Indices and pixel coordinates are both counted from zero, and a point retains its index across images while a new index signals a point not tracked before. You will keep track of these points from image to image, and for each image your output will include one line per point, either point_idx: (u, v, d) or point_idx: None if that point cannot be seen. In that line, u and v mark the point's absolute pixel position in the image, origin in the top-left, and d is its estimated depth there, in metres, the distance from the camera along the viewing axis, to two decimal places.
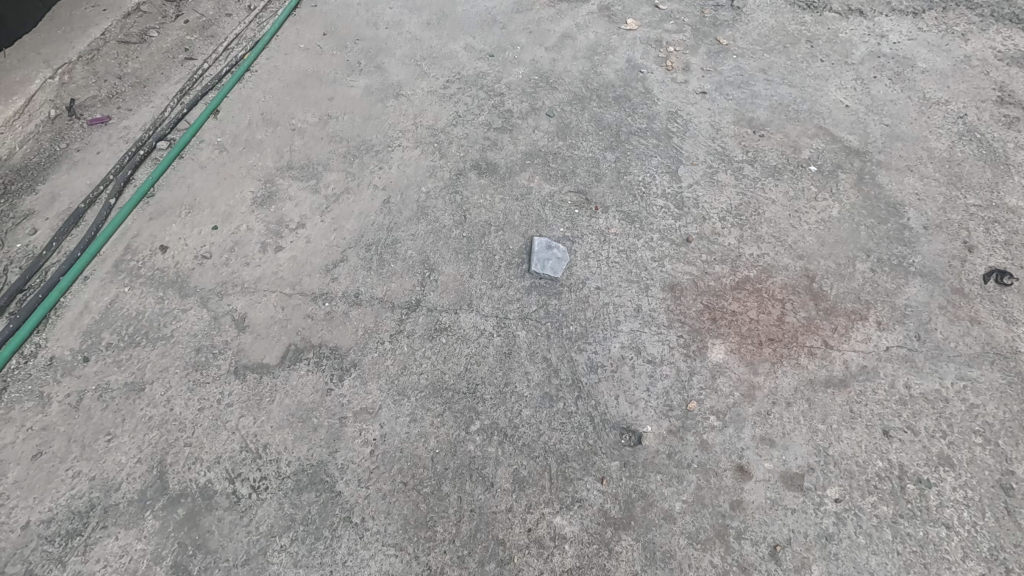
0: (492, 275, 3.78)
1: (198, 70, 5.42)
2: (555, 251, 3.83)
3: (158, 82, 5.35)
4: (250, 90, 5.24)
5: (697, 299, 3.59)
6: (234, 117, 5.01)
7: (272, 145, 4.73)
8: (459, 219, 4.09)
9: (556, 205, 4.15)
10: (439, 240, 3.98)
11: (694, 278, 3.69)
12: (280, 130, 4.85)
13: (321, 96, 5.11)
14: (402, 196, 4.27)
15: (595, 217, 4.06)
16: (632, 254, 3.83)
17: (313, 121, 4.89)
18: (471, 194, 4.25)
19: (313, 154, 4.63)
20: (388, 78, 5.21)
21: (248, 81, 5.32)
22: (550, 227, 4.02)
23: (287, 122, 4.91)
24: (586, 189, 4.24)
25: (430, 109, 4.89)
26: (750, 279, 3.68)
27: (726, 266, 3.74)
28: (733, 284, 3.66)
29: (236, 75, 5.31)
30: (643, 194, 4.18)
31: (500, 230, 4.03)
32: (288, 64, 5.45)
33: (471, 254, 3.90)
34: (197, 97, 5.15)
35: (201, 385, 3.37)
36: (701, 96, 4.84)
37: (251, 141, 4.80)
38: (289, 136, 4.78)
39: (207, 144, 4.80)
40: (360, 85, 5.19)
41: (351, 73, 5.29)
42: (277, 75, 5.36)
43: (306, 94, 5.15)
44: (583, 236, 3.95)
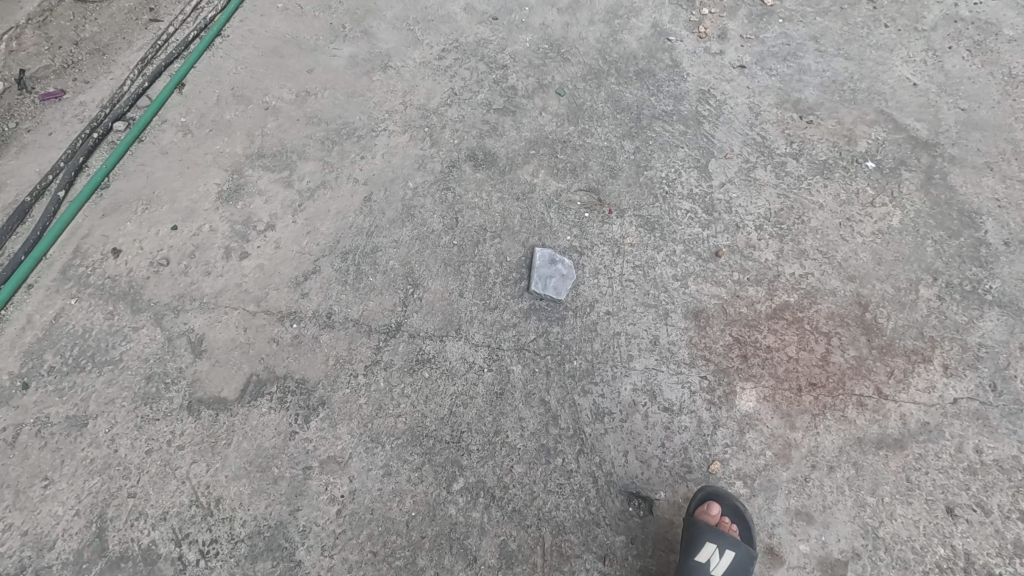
0: (485, 294, 3.25)
1: (163, 34, 4.78)
2: (560, 266, 3.28)
3: (118, 48, 4.73)
4: (221, 60, 4.60)
5: (726, 331, 3.04)
6: (201, 92, 4.40)
7: (242, 127, 4.14)
8: (449, 223, 3.53)
9: (562, 207, 3.56)
10: (426, 250, 3.44)
11: (722, 303, 3.13)
12: (252, 108, 4.23)
13: (299, 68, 4.46)
14: (386, 194, 3.70)
15: (608, 223, 3.47)
16: (651, 272, 3.26)
17: (288, 97, 4.27)
18: (465, 191, 3.67)
19: (286, 139, 4.04)
20: (375, 45, 4.53)
21: (217, 48, 4.67)
22: (555, 235, 3.44)
23: (260, 98, 4.29)
24: (598, 188, 3.62)
25: (422, 85, 4.24)
26: (790, 306, 3.10)
27: (761, 289, 3.16)
28: (769, 312, 3.09)
29: (205, 41, 4.66)
30: (665, 194, 3.55)
31: (497, 237, 3.46)
32: (264, 28, 4.77)
33: (461, 268, 3.36)
34: (161, 68, 4.53)
35: (151, 423, 2.97)
36: (739, 71, 4.10)
37: (219, 121, 4.20)
38: (262, 116, 4.18)
39: (171, 125, 4.22)
40: (344, 54, 4.52)
41: (334, 40, 4.61)
42: (251, 41, 4.70)
43: (282, 65, 4.51)
44: (593, 248, 3.38)
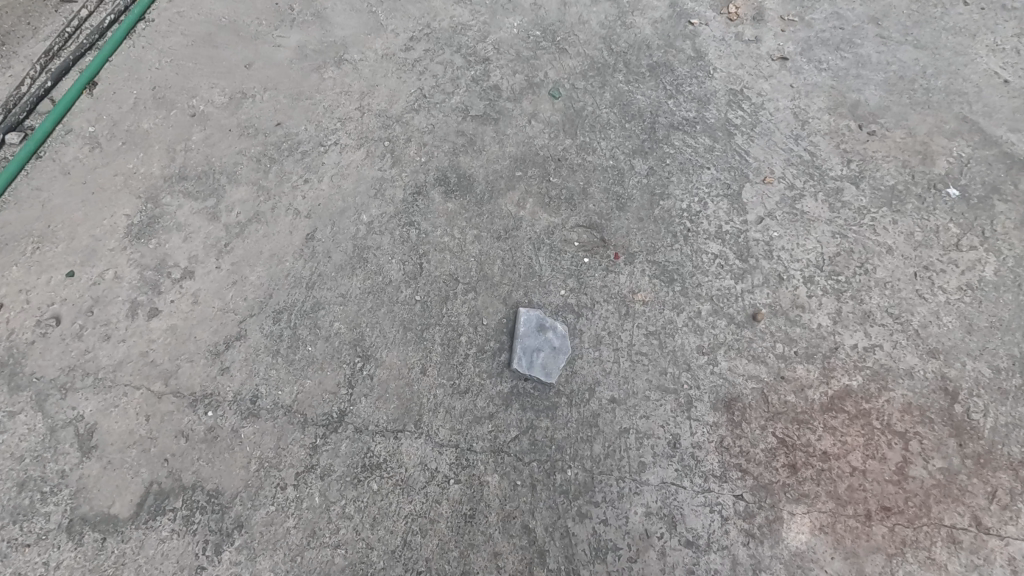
0: (454, 371, 2.52)
1: (74, 17, 3.88)
2: (550, 334, 2.53)
3: (22, 37, 3.81)
4: (143, 50, 3.72)
5: (768, 429, 2.32)
6: (116, 93, 3.56)
7: (160, 139, 3.34)
8: (411, 272, 2.78)
9: (555, 249, 2.79)
10: (381, 308, 2.70)
11: (762, 388, 2.39)
12: (175, 115, 3.41)
13: (235, 62, 3.61)
14: (333, 230, 2.94)
15: (614, 272, 2.70)
16: (669, 342, 2.51)
17: (219, 100, 3.44)
18: (432, 227, 2.90)
19: (214, 155, 3.24)
20: (328, 31, 3.67)
21: (140, 36, 3.78)
22: (545, 289, 2.69)
23: (185, 101, 3.46)
24: (601, 223, 2.84)
25: (383, 84, 3.41)
26: (853, 393, 2.36)
27: (814, 368, 2.42)
28: (825, 401, 2.35)
29: (125, 26, 3.77)
30: (687, 232, 2.77)
31: (471, 291, 2.71)
32: (196, 7, 3.87)
33: (425, 334, 2.62)
34: (69, 62, 3.68)
35: (20, 551, 2.29)
36: (779, 65, 3.25)
37: (135, 132, 3.39)
38: (187, 125, 3.36)
39: (77, 136, 3.40)
40: (291, 43, 3.66)
41: (279, 24, 3.74)
42: (180, 24, 3.81)
43: (215, 57, 3.65)
44: (594, 308, 2.62)
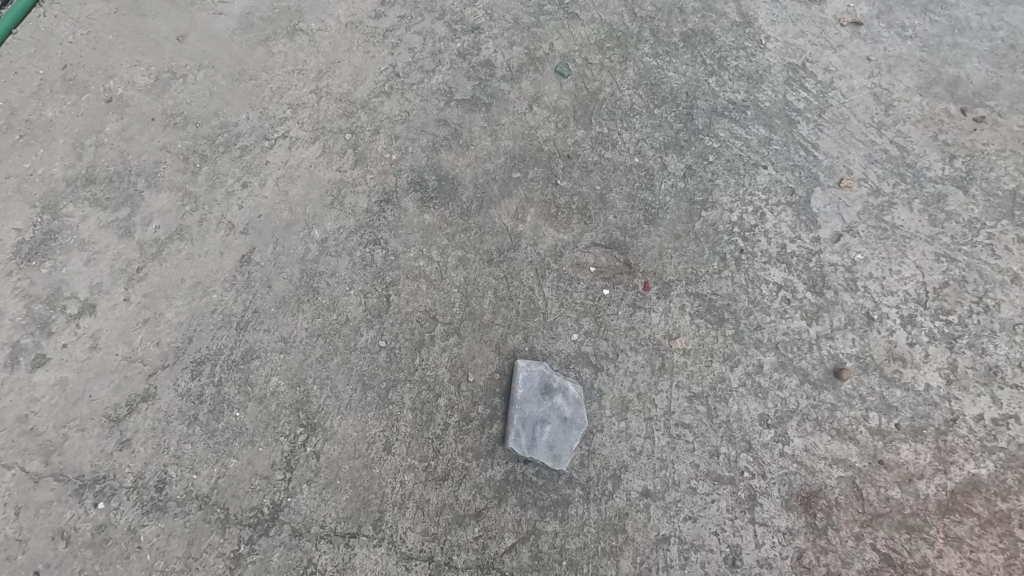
0: (429, 450, 1.88)
1: None
2: (558, 400, 1.88)
3: None
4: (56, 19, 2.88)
5: (868, 540, 1.68)
6: (17, 76, 2.76)
7: (66, 131, 2.62)
8: (375, 309, 2.12)
9: (565, 277, 2.12)
10: (334, 359, 2.04)
11: (853, 478, 1.74)
12: (89, 102, 2.69)
13: (165, 33, 2.85)
14: (276, 252, 2.26)
15: (644, 309, 2.03)
16: (720, 410, 1.86)
17: (142, 81, 2.72)
18: (405, 247, 2.23)
19: (132, 153, 2.54)
20: None
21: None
22: (551, 333, 2.02)
23: (100, 83, 2.73)
24: (625, 242, 2.16)
25: (345, 58, 2.69)
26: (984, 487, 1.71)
27: (925, 450, 1.76)
28: (945, 500, 1.70)
29: None
30: (740, 255, 2.09)
31: (453, 334, 2.05)
32: None
33: (390, 396, 1.97)
34: None
35: None
36: (853, 32, 2.52)
37: (35, 122, 2.66)
38: (101, 114, 2.66)
39: None
40: (236, 8, 2.89)
41: None
42: None
43: (139, 25, 2.88)
44: (616, 360, 1.96)
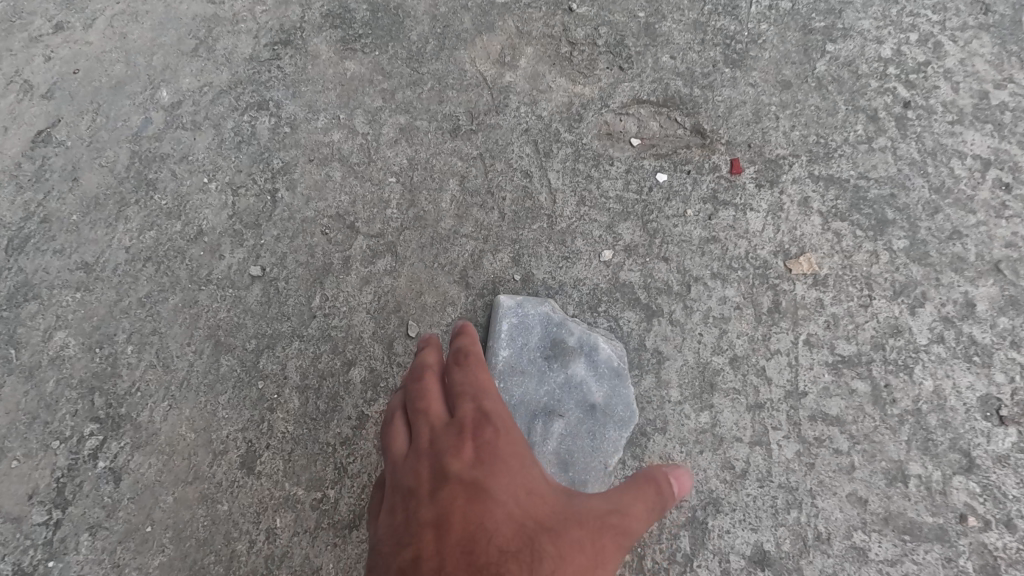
0: (327, 469, 0.98)
1: None
2: (580, 370, 0.97)
3: None
4: None
5: None
6: None
7: None
8: (248, 214, 1.20)
9: (588, 155, 1.19)
10: (169, 301, 1.13)
11: None
12: None
13: None
14: (96, 126, 1.33)
15: (736, 204, 1.11)
16: (902, 392, 0.94)
17: None
18: (310, 113, 1.29)
19: None
20: None
21: None
22: (562, 251, 1.11)
23: None
24: (693, 96, 1.22)
25: None
26: None
27: None
28: None
29: None
30: (904, 112, 1.16)
31: (386, 254, 1.14)
32: None
33: (262, 365, 1.06)
34: None
35: None
36: None
37: None
38: None
39: None
40: None
41: None
42: None
43: None
44: (686, 297, 1.04)
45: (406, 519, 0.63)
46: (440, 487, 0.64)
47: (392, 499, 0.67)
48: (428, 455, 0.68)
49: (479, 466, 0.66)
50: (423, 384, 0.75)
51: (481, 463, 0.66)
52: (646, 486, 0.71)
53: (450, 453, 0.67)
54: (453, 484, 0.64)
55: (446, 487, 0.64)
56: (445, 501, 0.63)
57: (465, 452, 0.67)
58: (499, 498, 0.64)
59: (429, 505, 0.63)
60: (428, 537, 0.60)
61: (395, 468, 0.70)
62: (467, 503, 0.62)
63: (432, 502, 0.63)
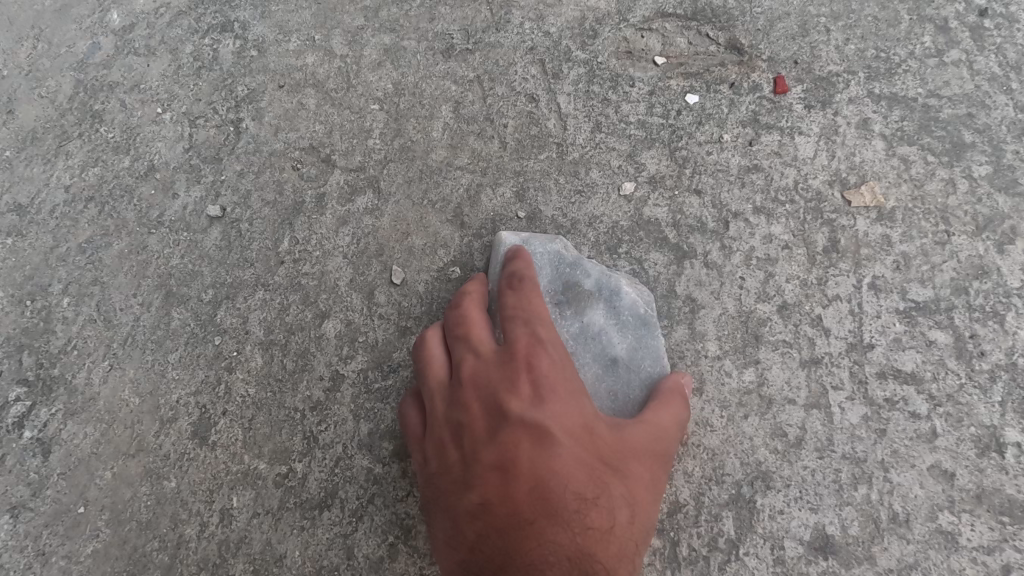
0: (294, 439, 0.82)
1: None
2: (598, 319, 0.79)
3: None
4: None
5: None
6: None
7: None
8: (207, 147, 1.03)
9: (604, 76, 1.01)
10: (113, 246, 0.97)
11: None
12: None
13: None
14: (36, 54, 1.16)
15: (782, 129, 0.93)
16: (992, 344, 0.77)
17: None
18: (280, 34, 1.12)
19: None
20: None
21: None
22: (574, 184, 0.93)
23: None
24: (728, 7, 1.04)
25: None
26: None
27: None
28: None
29: None
30: (980, 21, 0.98)
31: (367, 191, 0.97)
32: None
33: (220, 318, 0.90)
34: None
35: None
36: None
37: None
38: None
39: None
40: None
41: None
42: None
43: None
44: (724, 235, 0.87)
45: (470, 452, 0.66)
46: (499, 424, 0.66)
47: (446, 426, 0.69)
48: (480, 389, 0.69)
49: (538, 406, 0.66)
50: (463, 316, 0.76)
51: (540, 398, 0.66)
52: (676, 396, 0.73)
53: (504, 390, 0.67)
54: (515, 420, 0.65)
55: (506, 427, 0.65)
56: (508, 440, 0.64)
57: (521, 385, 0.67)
58: (563, 442, 0.64)
59: (489, 445, 0.65)
60: (494, 472, 0.63)
61: (445, 397, 0.72)
62: (532, 444, 0.63)
63: (492, 441, 0.65)
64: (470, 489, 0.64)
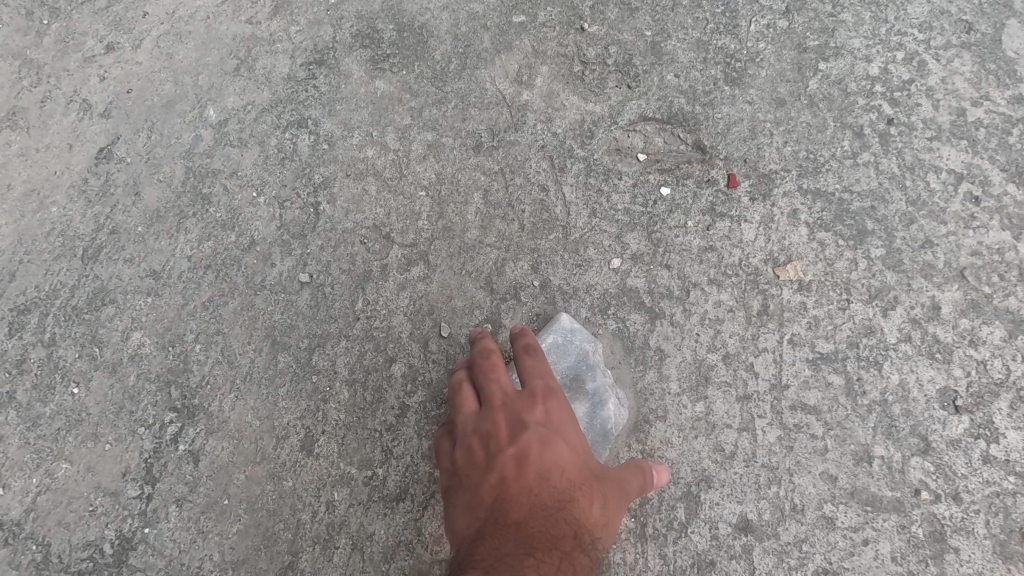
0: (375, 452, 1.14)
1: None
2: (578, 411, 1.11)
3: None
4: None
5: None
6: None
7: None
8: (294, 225, 1.34)
9: (599, 170, 1.31)
10: (229, 305, 1.29)
11: None
12: None
13: None
14: (151, 143, 1.47)
15: (732, 215, 1.24)
16: (871, 384, 1.08)
17: None
18: (345, 130, 1.42)
19: None
20: None
21: None
22: (575, 259, 1.24)
23: None
24: (695, 113, 1.34)
25: None
26: None
27: None
28: None
29: None
30: (888, 129, 1.28)
31: (419, 262, 1.28)
32: None
33: (315, 361, 1.22)
34: None
35: None
36: None
37: None
38: None
39: None
40: None
41: None
42: None
43: None
44: (685, 301, 1.18)
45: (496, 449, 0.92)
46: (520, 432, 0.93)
47: (474, 434, 0.96)
48: (506, 409, 0.97)
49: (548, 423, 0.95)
50: (491, 358, 1.04)
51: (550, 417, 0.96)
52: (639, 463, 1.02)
53: (525, 411, 0.96)
54: (531, 431, 0.93)
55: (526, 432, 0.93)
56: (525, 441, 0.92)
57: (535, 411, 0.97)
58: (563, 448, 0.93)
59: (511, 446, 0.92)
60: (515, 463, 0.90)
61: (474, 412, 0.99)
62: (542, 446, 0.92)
63: (514, 442, 0.92)
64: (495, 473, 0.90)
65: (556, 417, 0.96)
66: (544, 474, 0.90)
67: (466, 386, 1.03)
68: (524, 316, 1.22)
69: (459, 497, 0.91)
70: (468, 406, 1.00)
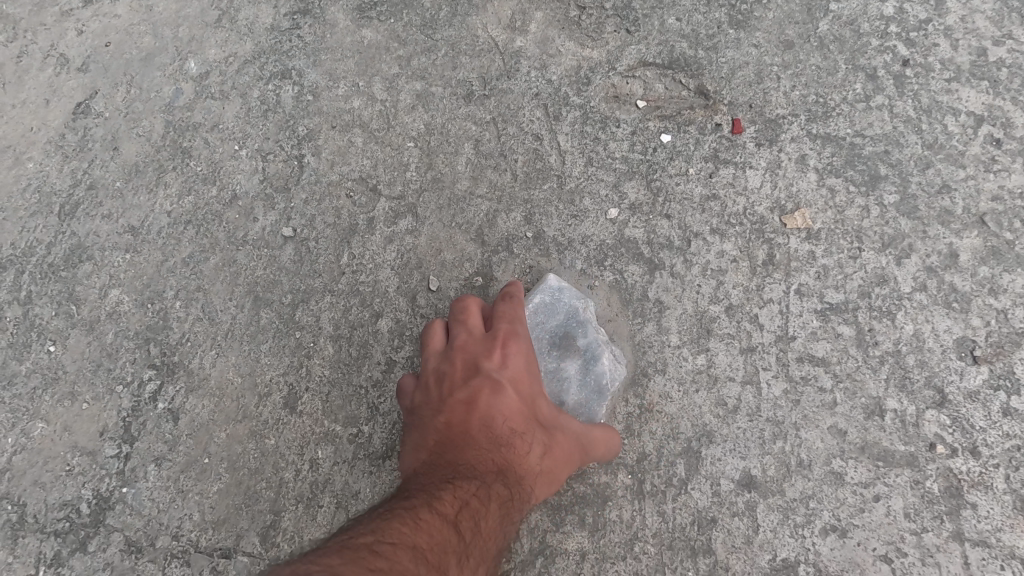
0: (360, 408, 1.10)
1: None
2: (570, 369, 1.06)
3: None
4: None
5: None
6: None
7: None
8: (278, 179, 1.29)
9: (596, 118, 1.25)
10: (210, 260, 1.23)
11: None
12: None
13: None
14: (130, 97, 1.41)
15: (736, 162, 1.17)
16: (884, 334, 1.02)
17: None
18: (330, 81, 1.36)
19: None
20: None
21: None
22: (571, 209, 1.18)
23: None
24: (698, 57, 1.27)
25: None
26: None
27: None
28: None
29: None
30: (903, 70, 1.20)
31: (407, 214, 1.22)
32: None
33: (298, 317, 1.17)
34: None
35: None
36: None
37: None
38: None
39: None
40: None
41: None
42: None
43: None
44: (687, 251, 1.12)
45: (448, 392, 0.97)
46: (472, 379, 0.97)
47: (432, 374, 1.00)
48: (466, 354, 1.00)
49: (503, 369, 0.97)
50: (465, 305, 1.05)
51: (506, 364, 0.98)
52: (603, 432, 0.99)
53: (483, 356, 0.99)
54: (483, 377, 0.97)
55: (477, 379, 0.97)
56: (476, 388, 0.96)
57: (492, 356, 0.99)
58: (511, 396, 0.96)
59: (463, 388, 0.97)
60: (462, 405, 0.95)
61: (438, 354, 1.02)
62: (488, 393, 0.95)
63: (466, 386, 0.97)
64: (441, 413, 0.95)
65: (512, 363, 0.98)
66: (487, 420, 0.94)
67: (436, 327, 1.05)
68: (516, 269, 1.16)
69: (410, 433, 0.97)
70: (434, 346, 1.03)
